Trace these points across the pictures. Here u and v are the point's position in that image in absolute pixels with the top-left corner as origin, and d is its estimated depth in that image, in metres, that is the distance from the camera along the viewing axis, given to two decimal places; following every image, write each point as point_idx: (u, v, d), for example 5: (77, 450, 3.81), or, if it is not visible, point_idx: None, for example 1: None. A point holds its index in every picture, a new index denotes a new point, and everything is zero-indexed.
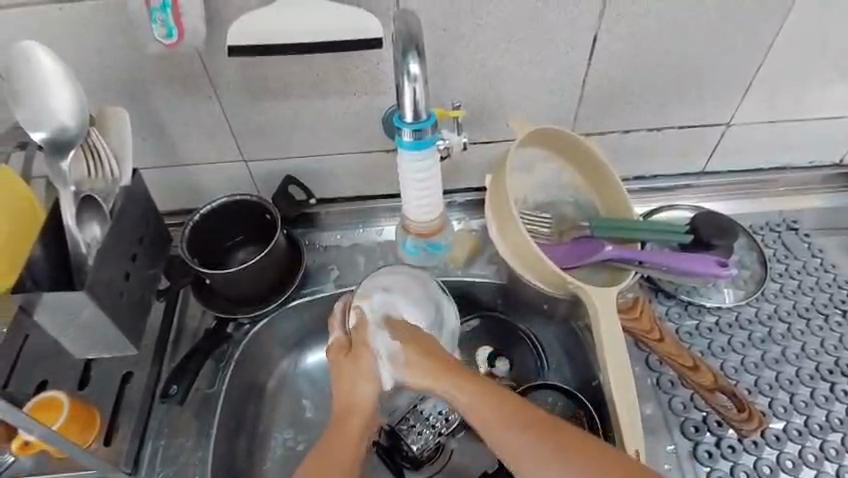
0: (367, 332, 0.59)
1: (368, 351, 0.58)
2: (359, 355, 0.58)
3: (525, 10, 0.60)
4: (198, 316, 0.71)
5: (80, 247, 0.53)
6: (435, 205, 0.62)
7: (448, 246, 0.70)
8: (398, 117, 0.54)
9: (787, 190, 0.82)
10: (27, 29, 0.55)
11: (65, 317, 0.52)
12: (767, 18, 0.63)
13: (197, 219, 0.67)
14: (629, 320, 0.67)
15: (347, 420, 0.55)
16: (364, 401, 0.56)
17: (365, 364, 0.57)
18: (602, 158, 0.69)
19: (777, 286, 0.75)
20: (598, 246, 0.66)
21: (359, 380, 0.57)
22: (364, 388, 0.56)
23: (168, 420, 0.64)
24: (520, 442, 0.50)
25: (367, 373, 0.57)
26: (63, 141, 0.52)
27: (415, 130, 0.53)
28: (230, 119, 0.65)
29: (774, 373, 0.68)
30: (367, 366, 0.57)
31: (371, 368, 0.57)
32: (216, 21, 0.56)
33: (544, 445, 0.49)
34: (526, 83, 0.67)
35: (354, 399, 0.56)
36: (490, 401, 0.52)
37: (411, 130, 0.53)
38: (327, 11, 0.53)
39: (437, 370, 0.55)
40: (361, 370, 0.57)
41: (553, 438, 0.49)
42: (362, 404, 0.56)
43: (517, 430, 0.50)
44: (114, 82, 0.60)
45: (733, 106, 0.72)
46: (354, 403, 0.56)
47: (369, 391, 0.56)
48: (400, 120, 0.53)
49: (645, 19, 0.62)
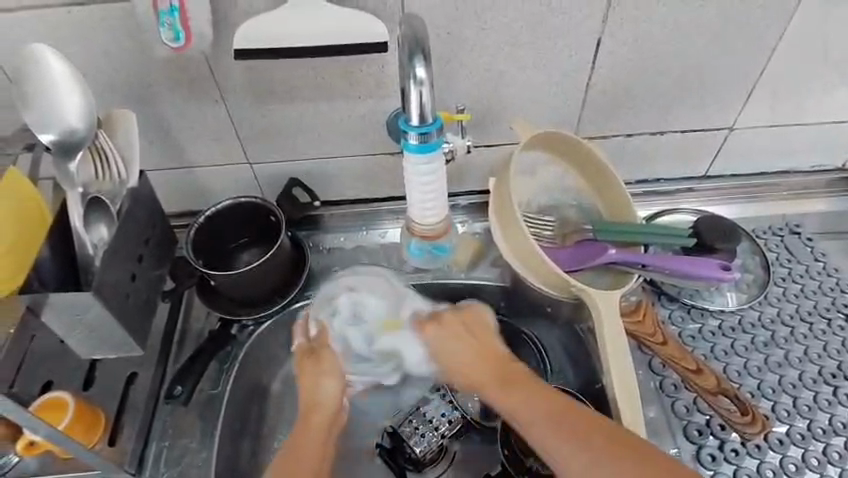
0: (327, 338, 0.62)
1: (330, 353, 0.60)
2: (322, 358, 0.60)
3: (529, 14, 0.60)
4: (203, 317, 0.71)
5: (87, 249, 0.53)
6: (439, 208, 0.62)
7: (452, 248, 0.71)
8: (404, 121, 0.54)
9: (790, 194, 0.83)
10: (36, 32, 0.56)
11: (72, 317, 0.52)
12: (770, 23, 0.64)
13: (202, 221, 0.67)
14: (633, 323, 0.67)
15: (311, 417, 0.57)
16: (328, 399, 0.58)
17: (330, 365, 0.59)
18: (604, 161, 0.69)
19: (780, 290, 0.75)
20: (602, 249, 0.67)
21: (323, 379, 0.59)
22: (327, 385, 0.58)
23: (173, 421, 0.65)
24: (557, 437, 0.50)
25: (332, 371, 0.59)
26: (71, 143, 0.52)
27: (420, 134, 0.53)
28: (236, 121, 0.66)
29: (777, 376, 0.68)
30: (330, 366, 0.59)
31: (335, 367, 0.60)
32: (222, 24, 0.57)
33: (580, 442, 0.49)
34: (530, 86, 0.67)
35: (319, 397, 0.58)
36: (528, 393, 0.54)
37: (416, 133, 0.54)
38: (333, 15, 0.54)
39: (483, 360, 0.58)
40: (325, 370, 0.59)
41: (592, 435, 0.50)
42: (325, 402, 0.58)
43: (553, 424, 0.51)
44: (122, 84, 0.61)
45: (736, 110, 0.73)
46: (317, 402, 0.58)
47: (332, 390, 0.58)
48: (405, 124, 0.53)
49: (649, 23, 0.62)
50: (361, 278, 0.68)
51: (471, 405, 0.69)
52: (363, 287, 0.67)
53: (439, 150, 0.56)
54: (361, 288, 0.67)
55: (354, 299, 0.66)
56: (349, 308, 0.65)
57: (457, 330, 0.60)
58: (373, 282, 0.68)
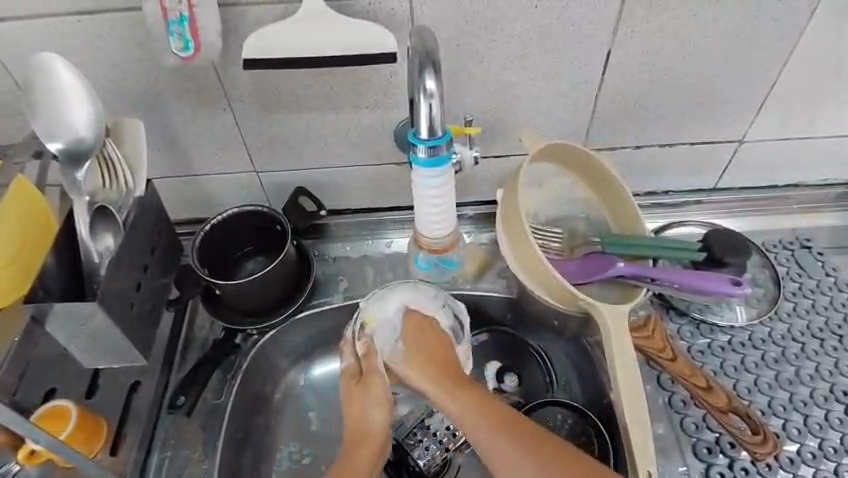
0: (375, 361, 0.63)
1: (378, 378, 0.62)
2: (370, 383, 0.62)
3: (538, 26, 0.60)
4: (206, 326, 0.70)
5: (92, 257, 0.53)
6: (447, 222, 0.62)
7: (459, 260, 0.71)
8: (413, 134, 0.53)
9: (800, 208, 0.82)
10: (45, 39, 0.56)
11: (75, 326, 0.51)
12: (781, 36, 0.63)
13: (207, 229, 0.67)
14: (641, 338, 0.67)
15: (361, 443, 0.59)
16: (376, 427, 0.60)
17: (376, 393, 0.62)
18: (614, 173, 0.68)
19: (791, 305, 0.73)
20: (610, 261, 0.66)
21: (371, 407, 0.61)
22: (374, 415, 0.61)
23: (175, 432, 0.64)
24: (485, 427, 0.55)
25: (376, 398, 0.61)
26: (78, 151, 0.52)
27: (430, 147, 0.53)
28: (243, 129, 0.66)
29: (788, 393, 0.66)
30: (378, 391, 0.62)
31: (383, 393, 0.62)
32: (232, 35, 0.57)
33: (524, 452, 0.53)
34: (539, 98, 0.67)
35: (367, 424, 0.60)
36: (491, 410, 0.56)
37: (426, 147, 0.53)
38: (342, 25, 0.54)
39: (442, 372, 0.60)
40: (371, 396, 0.61)
41: (550, 456, 0.52)
42: (375, 430, 0.60)
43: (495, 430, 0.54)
44: (130, 92, 0.61)
45: (745, 123, 0.72)
46: (366, 430, 0.60)
47: (381, 417, 0.61)
48: (415, 137, 0.53)
49: (660, 36, 0.62)
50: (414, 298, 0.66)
51: None
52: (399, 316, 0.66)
53: (449, 163, 0.56)
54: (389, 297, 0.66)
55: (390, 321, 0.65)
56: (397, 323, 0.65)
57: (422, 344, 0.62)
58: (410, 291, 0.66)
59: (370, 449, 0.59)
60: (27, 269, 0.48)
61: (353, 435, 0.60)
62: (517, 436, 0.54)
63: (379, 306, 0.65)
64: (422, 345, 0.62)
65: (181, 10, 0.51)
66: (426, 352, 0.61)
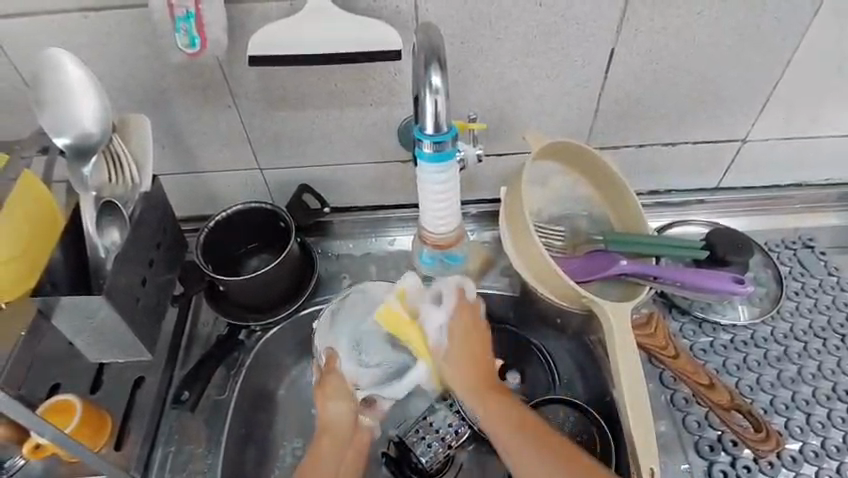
0: (336, 360, 0.63)
1: (335, 375, 0.62)
2: (328, 382, 0.62)
3: (542, 25, 0.60)
4: (210, 323, 0.71)
5: (98, 252, 0.53)
6: (451, 219, 0.62)
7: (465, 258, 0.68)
8: (418, 129, 0.53)
9: (803, 207, 0.82)
10: (53, 37, 0.56)
11: (81, 320, 0.52)
12: (785, 36, 0.63)
13: (212, 226, 0.68)
14: (644, 336, 0.66)
15: (321, 439, 0.60)
16: (339, 422, 0.61)
17: (338, 390, 0.61)
18: (617, 172, 0.69)
19: (794, 304, 0.74)
20: (613, 260, 0.66)
21: (330, 404, 0.61)
22: (335, 410, 0.61)
23: (179, 427, 0.64)
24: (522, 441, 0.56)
25: (337, 395, 0.61)
26: (85, 147, 0.53)
27: (435, 143, 0.53)
28: (247, 127, 0.66)
29: (790, 392, 0.67)
30: (338, 388, 0.61)
31: (344, 390, 0.62)
32: (237, 32, 0.57)
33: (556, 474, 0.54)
34: (542, 97, 0.67)
35: (329, 420, 0.61)
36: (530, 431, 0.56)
37: (431, 142, 0.53)
38: (347, 23, 0.54)
39: (482, 383, 0.61)
40: (332, 394, 0.61)
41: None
42: (335, 424, 0.61)
43: (531, 447, 0.55)
44: (137, 89, 0.61)
45: (748, 123, 0.72)
46: (327, 425, 0.61)
47: (343, 413, 0.61)
48: (420, 132, 0.53)
49: (663, 35, 0.62)
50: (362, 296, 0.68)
51: None
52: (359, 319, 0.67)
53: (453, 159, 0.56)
54: (342, 313, 0.67)
55: (354, 334, 0.66)
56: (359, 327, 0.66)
57: (472, 343, 0.62)
58: (359, 300, 0.68)
59: (332, 445, 0.60)
60: (31, 265, 0.49)
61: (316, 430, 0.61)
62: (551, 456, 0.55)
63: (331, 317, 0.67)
64: (472, 347, 0.62)
65: (188, 7, 0.51)
66: (473, 355, 0.61)
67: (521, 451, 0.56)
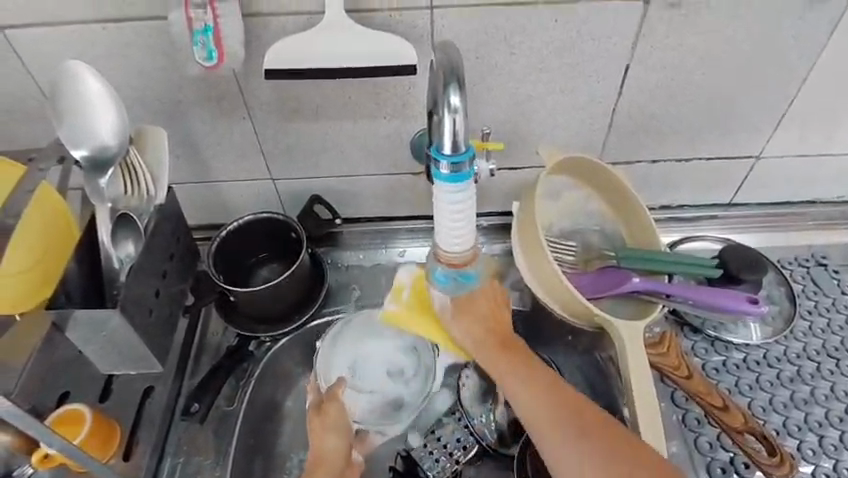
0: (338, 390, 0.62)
1: (337, 404, 0.61)
2: (331, 411, 0.60)
3: (558, 41, 0.60)
4: (220, 333, 0.71)
5: (112, 262, 0.52)
6: (467, 236, 0.51)
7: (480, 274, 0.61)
8: (435, 147, 0.44)
9: (816, 224, 0.81)
10: (72, 48, 0.57)
11: (90, 332, 0.51)
12: (801, 54, 0.63)
13: (224, 235, 0.68)
14: (657, 355, 0.65)
15: (320, 468, 0.56)
16: (337, 454, 0.58)
17: (338, 419, 0.60)
18: (629, 187, 0.68)
19: (807, 324, 0.73)
20: (626, 276, 0.65)
21: (331, 434, 0.59)
22: (335, 441, 0.59)
23: (187, 439, 0.64)
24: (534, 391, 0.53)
25: (338, 425, 0.60)
26: (102, 159, 0.53)
27: (453, 163, 0.44)
28: (261, 138, 0.66)
29: (803, 414, 0.66)
30: (339, 419, 0.60)
31: (344, 421, 0.60)
32: (254, 44, 0.57)
33: (574, 428, 0.49)
34: (556, 111, 0.67)
35: (329, 450, 0.58)
36: (543, 383, 0.53)
37: (449, 163, 0.44)
38: (364, 37, 0.54)
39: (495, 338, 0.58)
40: (333, 424, 0.59)
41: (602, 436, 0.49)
42: (334, 454, 0.58)
43: (544, 397, 0.52)
44: (153, 100, 0.61)
45: (762, 140, 0.72)
46: (325, 455, 0.57)
47: (339, 445, 0.59)
48: (436, 151, 0.44)
49: (680, 51, 0.62)
50: (361, 324, 0.72)
51: (490, 433, 0.67)
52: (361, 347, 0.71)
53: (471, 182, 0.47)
54: (344, 341, 0.71)
55: (355, 360, 0.71)
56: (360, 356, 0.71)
57: (481, 303, 0.60)
58: (364, 325, 0.72)
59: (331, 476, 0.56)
60: (51, 274, 0.51)
61: (313, 461, 0.57)
62: (568, 409, 0.51)
63: (335, 346, 0.70)
64: (478, 310, 0.60)
65: (206, 20, 0.52)
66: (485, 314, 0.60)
67: (532, 401, 0.52)
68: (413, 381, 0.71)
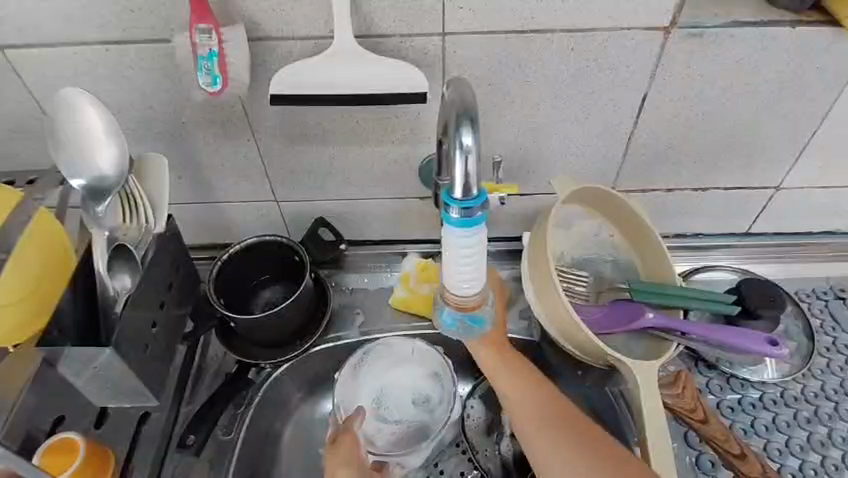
0: (353, 421, 0.61)
1: (351, 434, 0.59)
2: (343, 443, 0.58)
3: (573, 69, 0.58)
4: (219, 356, 0.69)
5: (108, 293, 0.51)
6: (478, 282, 0.46)
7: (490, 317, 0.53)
8: (446, 190, 0.41)
9: (835, 256, 0.79)
10: (74, 68, 0.55)
11: (80, 365, 0.49)
12: (827, 87, 0.61)
13: (226, 258, 0.66)
14: (672, 397, 0.63)
15: None
16: None
17: (354, 449, 0.58)
18: (644, 217, 0.66)
19: (824, 361, 0.70)
20: (639, 313, 0.63)
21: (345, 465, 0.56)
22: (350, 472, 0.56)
23: (183, 469, 0.61)
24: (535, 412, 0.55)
25: (352, 457, 0.57)
26: (101, 188, 0.51)
27: (463, 208, 0.40)
28: (266, 160, 0.64)
29: (820, 457, 0.64)
30: (353, 449, 0.57)
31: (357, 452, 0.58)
32: (260, 68, 0.56)
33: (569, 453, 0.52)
34: (571, 138, 0.65)
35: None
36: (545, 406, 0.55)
37: (459, 207, 0.41)
38: (373, 63, 0.52)
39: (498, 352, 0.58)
40: (349, 454, 0.57)
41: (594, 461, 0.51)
42: None
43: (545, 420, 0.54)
44: (156, 121, 0.60)
45: (782, 171, 0.69)
46: None
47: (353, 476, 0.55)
48: (447, 194, 0.41)
49: (700, 81, 0.60)
50: (383, 351, 0.69)
51: (494, 467, 0.66)
52: (385, 374, 0.69)
53: (482, 225, 0.42)
54: (365, 370, 0.69)
55: (378, 389, 0.69)
56: (381, 384, 0.69)
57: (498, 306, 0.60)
58: (385, 353, 0.69)
59: None
60: (48, 294, 0.50)
61: None
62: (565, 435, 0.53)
63: (354, 374, 0.68)
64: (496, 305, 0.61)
65: (211, 46, 0.50)
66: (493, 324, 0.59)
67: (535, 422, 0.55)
68: (436, 408, 0.67)
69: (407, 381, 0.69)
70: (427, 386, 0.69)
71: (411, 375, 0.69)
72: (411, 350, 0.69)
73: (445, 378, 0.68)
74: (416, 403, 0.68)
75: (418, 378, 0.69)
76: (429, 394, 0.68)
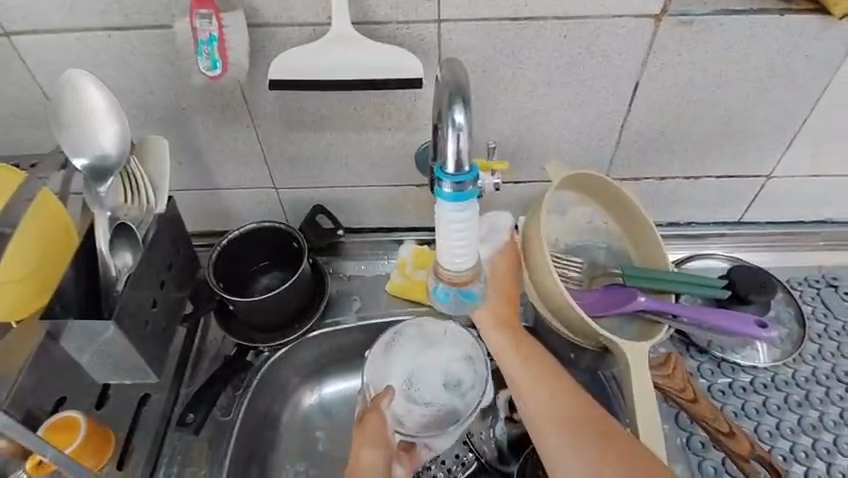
0: (382, 401, 0.59)
1: (378, 414, 0.57)
2: (371, 421, 0.56)
3: (566, 56, 0.59)
4: (218, 340, 0.70)
5: (109, 271, 0.52)
6: (471, 257, 0.48)
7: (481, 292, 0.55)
8: (439, 166, 0.42)
9: (826, 245, 0.80)
10: (77, 54, 0.57)
11: (84, 339, 0.50)
12: (816, 75, 0.62)
13: (225, 243, 0.67)
14: (662, 377, 0.63)
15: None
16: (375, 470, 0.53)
17: (382, 429, 0.56)
18: (636, 204, 0.67)
19: (816, 347, 0.71)
20: (631, 296, 0.64)
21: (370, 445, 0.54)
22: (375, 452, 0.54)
23: (183, 448, 0.63)
24: (539, 390, 0.53)
25: (377, 437, 0.55)
26: (102, 168, 0.52)
27: (455, 183, 0.41)
28: (265, 146, 0.66)
29: (811, 439, 0.65)
30: (380, 429, 0.56)
31: (384, 432, 0.56)
32: (260, 54, 0.57)
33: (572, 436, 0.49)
34: (564, 126, 0.66)
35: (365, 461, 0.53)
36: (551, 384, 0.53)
37: (452, 181, 0.42)
38: (369, 48, 0.53)
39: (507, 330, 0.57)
40: (375, 433, 0.55)
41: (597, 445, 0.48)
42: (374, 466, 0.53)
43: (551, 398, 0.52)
44: (157, 107, 0.61)
45: (774, 159, 0.71)
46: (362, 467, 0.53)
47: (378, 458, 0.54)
48: (439, 170, 0.42)
49: (691, 69, 0.61)
50: (416, 331, 0.68)
51: (488, 448, 0.68)
52: (419, 355, 0.67)
53: (475, 200, 0.43)
54: (396, 350, 0.67)
55: (410, 370, 0.66)
56: (413, 364, 0.66)
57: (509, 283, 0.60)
58: (418, 335, 0.68)
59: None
60: (48, 278, 0.50)
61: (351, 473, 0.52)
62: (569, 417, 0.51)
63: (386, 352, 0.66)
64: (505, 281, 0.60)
65: (211, 30, 0.51)
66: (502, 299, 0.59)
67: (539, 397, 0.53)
68: (469, 392, 0.64)
69: (441, 362, 0.66)
70: (462, 369, 0.66)
71: (445, 357, 0.67)
72: (444, 329, 0.68)
73: (479, 360, 0.66)
74: (449, 387, 0.65)
75: (452, 360, 0.66)
76: (463, 377, 0.65)
